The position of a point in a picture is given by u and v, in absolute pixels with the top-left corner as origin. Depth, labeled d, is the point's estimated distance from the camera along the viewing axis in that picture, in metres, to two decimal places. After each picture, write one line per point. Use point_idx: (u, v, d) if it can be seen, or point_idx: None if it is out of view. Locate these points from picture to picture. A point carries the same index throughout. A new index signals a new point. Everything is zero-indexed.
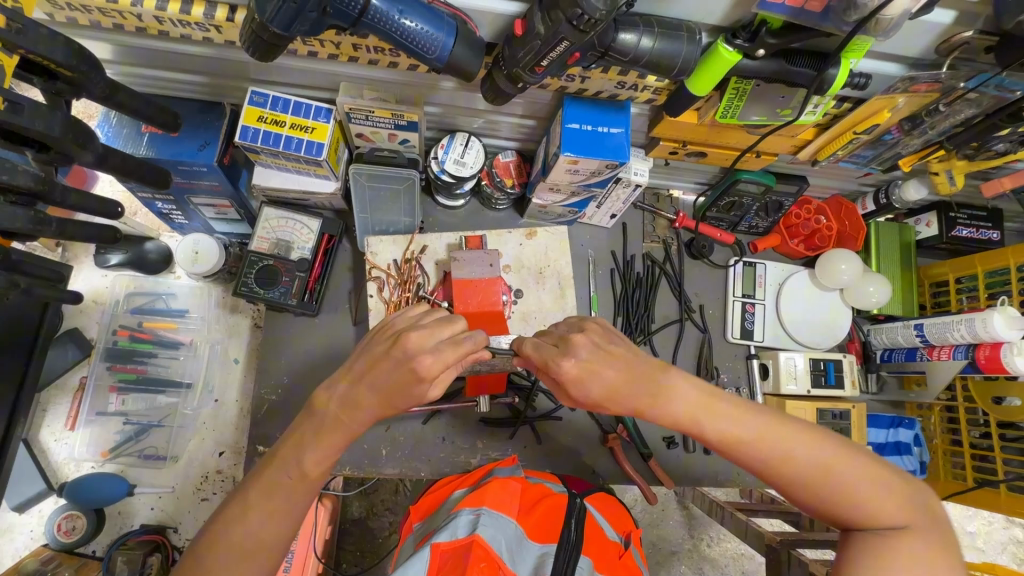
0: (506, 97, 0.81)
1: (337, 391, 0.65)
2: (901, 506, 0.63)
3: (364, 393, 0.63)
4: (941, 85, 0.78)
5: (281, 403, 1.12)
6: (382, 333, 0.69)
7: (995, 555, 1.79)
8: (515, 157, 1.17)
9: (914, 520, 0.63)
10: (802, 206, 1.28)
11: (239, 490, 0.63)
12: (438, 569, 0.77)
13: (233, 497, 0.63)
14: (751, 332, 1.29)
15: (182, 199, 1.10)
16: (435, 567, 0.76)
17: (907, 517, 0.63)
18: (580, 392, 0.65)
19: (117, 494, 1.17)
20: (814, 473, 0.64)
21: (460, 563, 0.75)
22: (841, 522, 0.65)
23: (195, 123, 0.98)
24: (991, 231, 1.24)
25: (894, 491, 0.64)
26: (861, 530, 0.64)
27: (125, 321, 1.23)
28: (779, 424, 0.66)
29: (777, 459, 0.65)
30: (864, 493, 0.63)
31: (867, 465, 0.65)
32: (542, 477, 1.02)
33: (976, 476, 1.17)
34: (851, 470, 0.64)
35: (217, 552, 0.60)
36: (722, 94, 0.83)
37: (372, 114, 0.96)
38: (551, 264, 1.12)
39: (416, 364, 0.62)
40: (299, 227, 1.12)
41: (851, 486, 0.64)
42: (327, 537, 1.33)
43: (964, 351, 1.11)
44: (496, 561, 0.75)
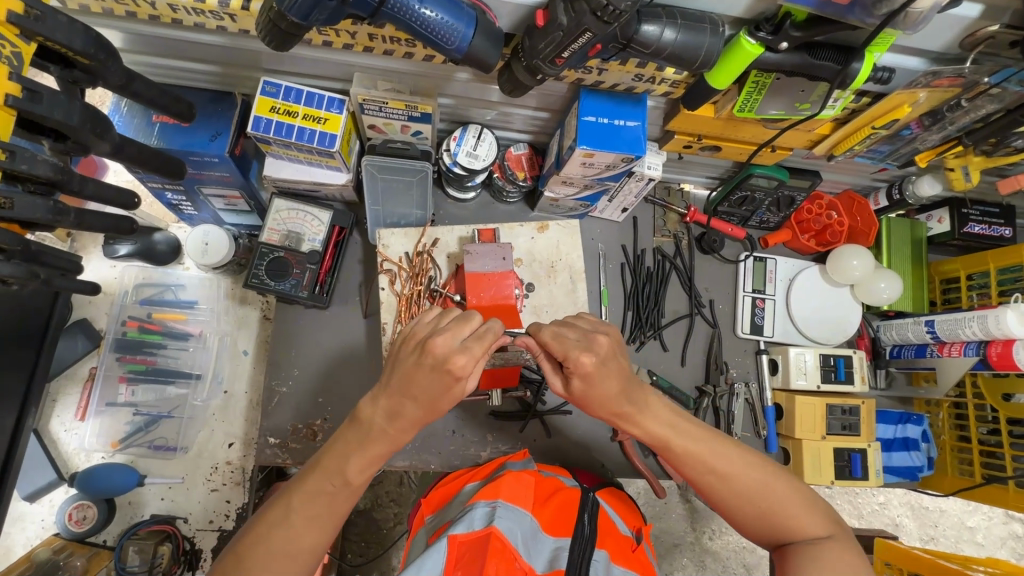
0: (524, 89, 0.81)
1: (379, 401, 0.70)
2: (824, 519, 0.78)
3: (405, 407, 0.68)
4: (964, 80, 0.77)
5: (292, 395, 1.12)
6: (409, 338, 0.71)
7: (994, 550, 1.81)
8: (527, 149, 1.16)
9: (835, 530, 0.78)
10: (814, 201, 1.27)
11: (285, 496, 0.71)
12: (455, 561, 0.77)
13: (278, 502, 0.71)
14: (761, 327, 1.28)
15: (192, 189, 1.09)
16: (453, 560, 0.76)
17: (830, 527, 0.78)
18: (584, 382, 0.72)
19: (128, 484, 1.17)
20: (754, 485, 0.79)
21: (479, 555, 0.76)
22: (777, 531, 0.78)
23: (207, 113, 0.97)
24: (1003, 228, 1.24)
25: (819, 507, 0.79)
26: (797, 539, 0.77)
27: (134, 313, 1.23)
28: (732, 447, 0.81)
29: (731, 474, 0.79)
30: (791, 505, 0.78)
31: (797, 484, 0.80)
32: (554, 471, 1.03)
33: (985, 471, 1.17)
34: (783, 484, 0.80)
35: (263, 550, 0.68)
36: (742, 87, 0.82)
37: (386, 105, 0.95)
38: (562, 258, 1.12)
39: (450, 366, 0.64)
40: (310, 219, 1.12)
41: (781, 499, 0.78)
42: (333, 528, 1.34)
43: (975, 347, 1.11)
44: (512, 552, 0.76)
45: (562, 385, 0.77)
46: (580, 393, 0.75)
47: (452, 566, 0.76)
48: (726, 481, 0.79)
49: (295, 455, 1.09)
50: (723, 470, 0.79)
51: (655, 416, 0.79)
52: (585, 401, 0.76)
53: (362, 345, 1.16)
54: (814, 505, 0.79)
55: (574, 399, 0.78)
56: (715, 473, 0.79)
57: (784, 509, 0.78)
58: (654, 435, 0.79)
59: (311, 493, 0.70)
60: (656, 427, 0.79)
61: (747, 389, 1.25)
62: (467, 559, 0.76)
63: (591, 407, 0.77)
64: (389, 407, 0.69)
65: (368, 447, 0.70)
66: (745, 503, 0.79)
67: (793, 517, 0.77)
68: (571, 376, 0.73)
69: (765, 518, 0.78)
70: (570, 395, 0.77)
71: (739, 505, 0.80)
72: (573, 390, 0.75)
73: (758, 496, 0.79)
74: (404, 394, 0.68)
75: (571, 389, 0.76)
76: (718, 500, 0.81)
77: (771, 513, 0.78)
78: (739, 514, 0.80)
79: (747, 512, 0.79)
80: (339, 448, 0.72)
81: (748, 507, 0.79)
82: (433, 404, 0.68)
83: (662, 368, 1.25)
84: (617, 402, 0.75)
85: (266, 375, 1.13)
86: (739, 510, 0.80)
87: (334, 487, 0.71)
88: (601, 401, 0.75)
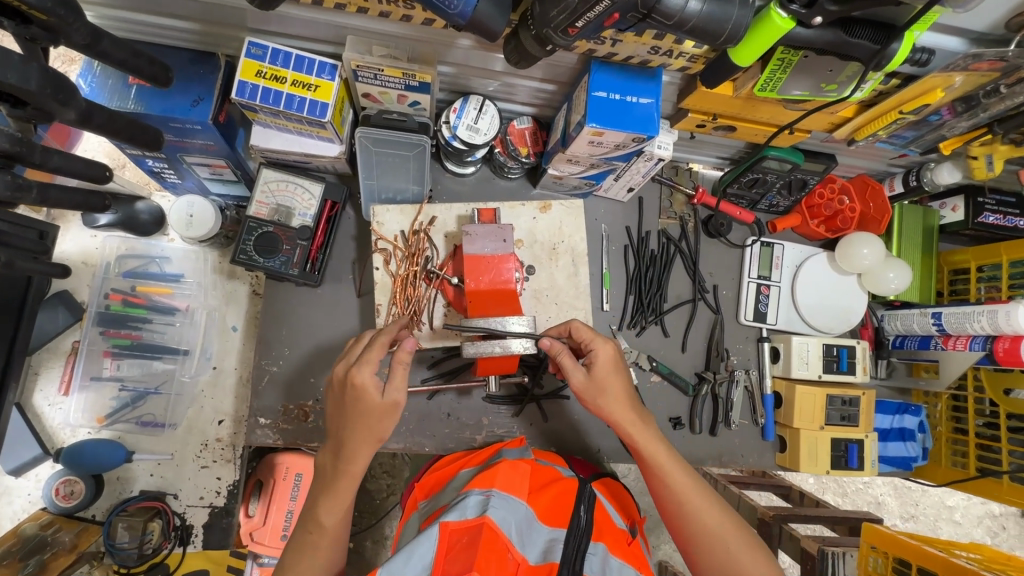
0: (532, 60, 0.75)
1: (334, 445, 0.82)
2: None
3: (347, 442, 0.80)
4: (1006, 63, 0.72)
5: (282, 375, 1.09)
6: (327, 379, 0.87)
7: (970, 528, 1.85)
8: (531, 123, 1.10)
9: None
10: (826, 185, 1.22)
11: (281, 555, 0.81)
12: (447, 549, 0.75)
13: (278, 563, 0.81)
14: (764, 315, 1.26)
15: (174, 157, 1.03)
16: (445, 548, 0.75)
17: None
18: (602, 367, 0.87)
19: (116, 459, 1.16)
20: (722, 526, 0.84)
21: (470, 545, 0.75)
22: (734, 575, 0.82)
23: (188, 75, 0.90)
24: (1019, 219, 1.20)
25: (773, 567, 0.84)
26: None
27: (118, 285, 1.16)
28: (708, 488, 0.88)
29: (704, 507, 0.85)
30: (750, 553, 0.83)
31: (757, 539, 0.86)
32: (551, 460, 1.02)
33: (979, 464, 1.17)
34: (747, 531, 0.85)
35: None
36: (766, 64, 0.76)
37: (381, 73, 0.88)
38: (565, 239, 1.08)
39: (356, 378, 0.78)
40: (300, 192, 1.06)
41: (742, 546, 0.84)
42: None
43: (982, 342, 1.09)
44: (505, 543, 0.77)
45: (582, 376, 0.88)
46: (597, 382, 0.87)
47: (443, 555, 0.74)
48: (702, 517, 0.85)
49: (286, 436, 1.07)
50: (703, 505, 0.85)
51: (651, 434, 0.89)
52: (599, 393, 0.87)
53: (355, 325, 1.13)
54: (770, 562, 0.84)
55: (586, 392, 0.88)
56: (694, 506, 0.85)
57: (746, 558, 0.83)
58: (649, 450, 0.88)
59: (298, 546, 0.80)
60: (652, 442, 0.88)
61: (747, 376, 1.24)
62: (460, 548, 0.75)
63: (599, 402, 0.88)
64: (338, 449, 0.82)
65: (335, 488, 0.81)
66: (713, 542, 0.84)
67: (752, 566, 0.82)
68: (591, 361, 0.88)
69: (728, 561, 0.83)
70: (585, 386, 0.88)
71: (707, 544, 0.84)
72: (591, 377, 0.88)
73: (727, 539, 0.84)
74: (346, 425, 0.80)
75: (589, 378, 0.88)
76: (688, 536, 0.85)
77: (734, 557, 0.83)
78: (704, 554, 0.84)
79: (713, 553, 0.84)
80: (312, 501, 0.83)
81: (714, 546, 0.84)
82: (365, 420, 0.79)
83: (662, 354, 1.23)
84: (624, 399, 0.88)
85: (256, 353, 1.09)
86: (701, 547, 0.84)
87: (314, 535, 0.81)
88: (609, 392, 0.87)
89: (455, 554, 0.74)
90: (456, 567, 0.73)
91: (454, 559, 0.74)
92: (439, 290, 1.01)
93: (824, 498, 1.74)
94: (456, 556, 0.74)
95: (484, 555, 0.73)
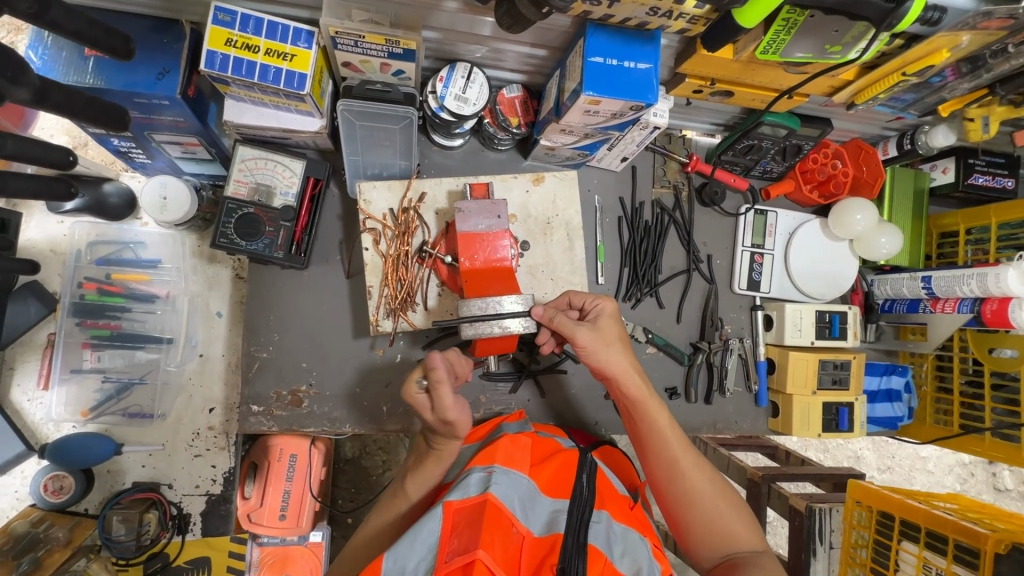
0: (525, 25, 0.71)
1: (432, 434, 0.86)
2: (758, 536, 0.84)
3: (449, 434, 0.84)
4: (1014, 22, 0.71)
5: (273, 360, 1.06)
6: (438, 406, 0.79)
7: (941, 476, 1.93)
8: (521, 91, 1.04)
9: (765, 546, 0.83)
10: (819, 150, 1.19)
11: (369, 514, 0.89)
12: (452, 527, 0.73)
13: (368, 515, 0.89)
14: (757, 283, 1.25)
15: (141, 135, 0.96)
16: (450, 525, 0.72)
17: (763, 543, 0.83)
18: (599, 318, 0.89)
19: (105, 454, 1.13)
20: (710, 488, 0.85)
21: (475, 522, 0.72)
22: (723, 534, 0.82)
23: (149, 44, 0.83)
24: (1006, 179, 1.21)
25: (755, 527, 0.85)
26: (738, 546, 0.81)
27: (91, 273, 1.10)
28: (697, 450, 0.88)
29: (695, 466, 0.85)
30: (734, 514, 0.84)
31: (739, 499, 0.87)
32: (551, 432, 1.01)
33: (961, 421, 1.20)
34: (730, 492, 0.86)
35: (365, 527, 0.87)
36: (771, 25, 0.73)
37: (362, 40, 0.82)
38: (559, 213, 1.05)
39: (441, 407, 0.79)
40: (280, 169, 1.01)
41: (728, 505, 0.84)
42: (322, 477, 1.25)
43: (970, 304, 1.10)
44: (508, 517, 0.74)
45: (587, 329, 0.86)
46: (602, 334, 0.87)
47: (448, 533, 0.71)
48: (694, 477, 0.84)
49: (281, 422, 1.06)
50: (694, 466, 0.85)
51: (650, 391, 0.88)
52: (606, 347, 0.87)
53: (345, 307, 1.09)
54: (753, 523, 0.85)
55: (591, 346, 0.86)
56: (687, 465, 0.85)
57: (731, 516, 0.84)
58: (648, 407, 0.87)
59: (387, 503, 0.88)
60: (651, 398, 0.88)
61: (741, 345, 1.24)
62: (464, 524, 0.72)
63: (603, 356, 0.87)
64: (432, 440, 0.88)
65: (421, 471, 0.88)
66: (703, 503, 0.84)
67: (737, 525, 0.83)
68: (594, 316, 0.90)
69: (715, 519, 0.83)
70: (593, 339, 0.86)
71: (697, 505, 0.84)
72: (596, 330, 0.87)
73: (716, 500, 0.84)
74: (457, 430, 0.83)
75: (594, 331, 0.87)
76: (679, 497, 0.85)
77: (721, 517, 0.83)
78: (693, 515, 0.84)
79: (702, 513, 0.83)
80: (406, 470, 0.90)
81: (702, 505, 0.84)
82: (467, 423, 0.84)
83: (658, 325, 1.23)
84: (626, 353, 0.88)
85: (244, 340, 1.06)
86: (693, 511, 0.84)
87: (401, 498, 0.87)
88: (612, 346, 0.88)
89: (459, 531, 0.72)
90: (462, 544, 0.70)
91: (459, 537, 0.71)
92: (432, 269, 0.98)
93: (809, 455, 1.78)
94: (461, 532, 0.71)
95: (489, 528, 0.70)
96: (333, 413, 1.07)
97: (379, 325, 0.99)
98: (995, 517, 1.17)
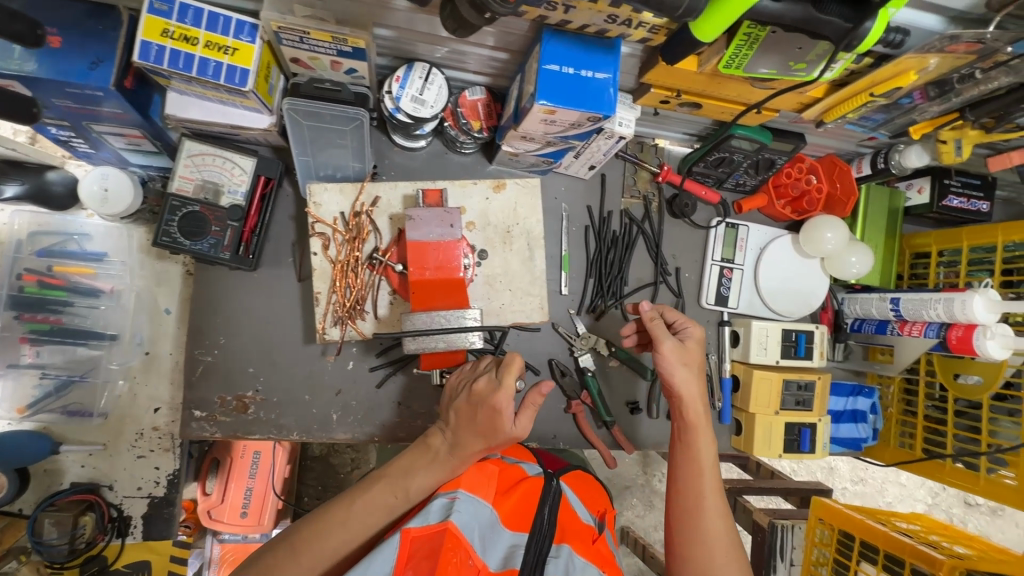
0: (471, 29, 0.67)
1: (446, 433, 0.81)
2: None
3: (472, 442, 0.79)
4: (982, 47, 0.68)
5: (218, 364, 1.02)
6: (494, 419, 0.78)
7: (913, 490, 1.93)
8: (484, 94, 1.00)
9: None
10: (794, 164, 1.15)
11: (328, 507, 0.78)
12: (408, 558, 0.69)
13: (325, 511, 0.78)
14: (725, 298, 1.23)
15: (80, 125, 0.91)
16: (405, 556, 0.69)
17: None
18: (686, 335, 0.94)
19: (41, 452, 1.09)
20: (723, 537, 0.80)
21: (434, 552, 0.68)
22: None
23: (82, 31, 0.79)
24: (982, 202, 1.18)
25: None
26: None
27: (31, 265, 1.07)
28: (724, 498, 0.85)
29: (717, 508, 0.82)
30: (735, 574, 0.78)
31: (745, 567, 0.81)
32: (518, 457, 0.96)
33: (925, 445, 1.18)
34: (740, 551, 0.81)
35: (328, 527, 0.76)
36: (731, 39, 0.69)
37: (308, 36, 0.78)
38: (519, 222, 1.02)
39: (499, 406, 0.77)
40: (229, 166, 0.96)
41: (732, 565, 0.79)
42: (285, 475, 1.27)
43: (937, 329, 1.08)
44: (467, 548, 0.69)
45: (672, 342, 0.92)
46: (683, 351, 0.92)
47: (403, 563, 0.68)
48: (711, 517, 0.81)
49: (225, 428, 1.02)
50: (716, 508, 0.82)
51: (706, 421, 0.89)
52: (681, 364, 0.91)
53: (296, 311, 1.05)
54: None
55: (670, 358, 0.91)
56: (711, 503, 0.82)
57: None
58: (698, 433, 0.88)
59: (372, 502, 0.78)
60: (704, 429, 0.88)
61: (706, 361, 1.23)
62: (421, 555, 0.69)
63: (676, 371, 0.90)
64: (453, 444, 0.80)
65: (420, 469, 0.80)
66: (709, 546, 0.80)
67: None
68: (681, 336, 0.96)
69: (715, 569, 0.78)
70: (672, 353, 0.91)
71: (704, 545, 0.80)
72: (679, 346, 0.92)
73: (722, 550, 0.79)
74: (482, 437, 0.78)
75: (677, 347, 0.92)
76: (688, 530, 0.81)
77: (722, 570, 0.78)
78: (695, 555, 0.80)
79: (705, 555, 0.79)
80: (404, 466, 0.81)
81: (708, 547, 0.79)
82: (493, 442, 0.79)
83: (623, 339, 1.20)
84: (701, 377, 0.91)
85: (187, 342, 1.02)
86: (697, 549, 0.80)
87: (394, 498, 0.78)
88: (689, 367, 0.91)
89: (414, 564, 0.68)
90: None
91: (414, 568, 0.67)
92: (383, 277, 0.95)
93: (779, 466, 1.77)
94: (416, 566, 0.68)
95: (445, 563, 0.66)
96: (280, 420, 1.03)
97: (326, 334, 0.96)
98: (956, 540, 1.16)
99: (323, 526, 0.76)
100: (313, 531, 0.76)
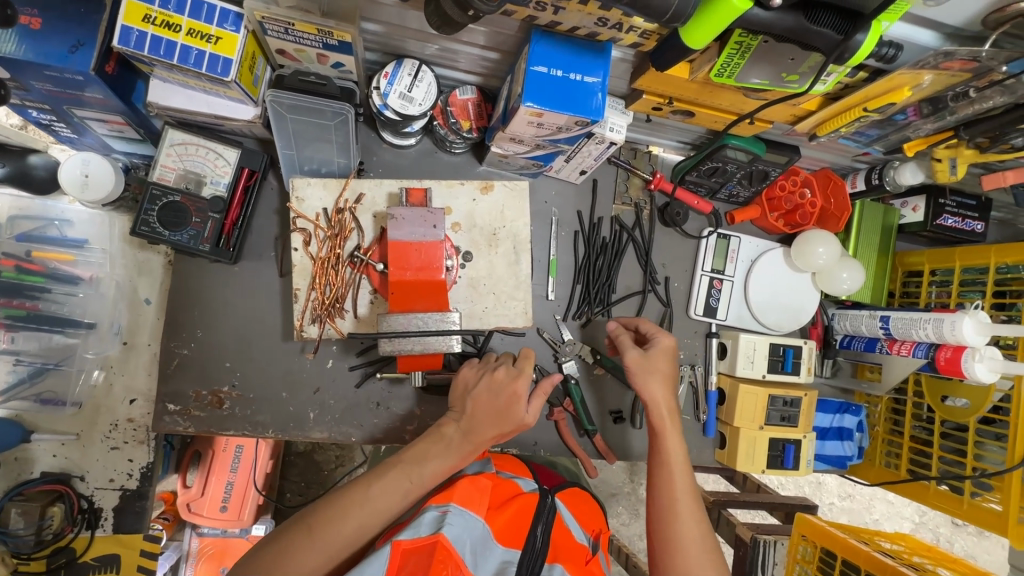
0: (456, 26, 0.65)
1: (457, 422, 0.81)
2: None
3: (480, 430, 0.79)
4: (977, 65, 0.67)
5: (194, 358, 1.01)
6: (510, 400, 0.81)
7: (901, 507, 1.91)
8: (475, 94, 0.98)
9: None
10: (789, 177, 1.14)
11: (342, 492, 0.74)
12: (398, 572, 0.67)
13: (337, 498, 0.74)
14: (714, 310, 1.22)
15: (61, 109, 0.89)
16: (395, 568, 0.67)
17: None
18: (655, 342, 0.95)
19: (11, 440, 1.07)
20: (697, 542, 0.78)
21: (423, 567, 0.66)
22: None
23: (63, 14, 0.77)
24: (976, 222, 1.17)
25: None
26: None
27: (7, 249, 1.04)
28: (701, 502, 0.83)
29: (690, 513, 0.81)
30: None
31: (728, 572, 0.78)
32: (513, 472, 0.93)
33: (910, 466, 1.17)
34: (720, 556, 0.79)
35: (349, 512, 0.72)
36: (723, 47, 0.68)
37: (293, 27, 0.77)
38: (506, 224, 1.01)
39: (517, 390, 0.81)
40: (211, 156, 0.95)
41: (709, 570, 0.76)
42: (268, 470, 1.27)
43: (925, 349, 1.06)
44: (460, 564, 0.67)
45: (637, 352, 0.93)
46: (648, 360, 0.92)
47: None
48: (684, 523, 0.80)
49: (199, 423, 1.00)
50: (688, 512, 0.81)
51: (675, 427, 0.88)
52: (647, 372, 0.91)
53: (276, 306, 1.03)
54: None
55: (636, 367, 0.92)
56: (682, 508, 0.81)
57: None
58: (666, 439, 0.87)
59: (392, 487, 0.74)
60: (672, 434, 0.88)
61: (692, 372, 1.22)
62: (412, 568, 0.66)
63: (641, 380, 0.91)
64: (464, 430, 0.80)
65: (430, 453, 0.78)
66: (683, 553, 0.77)
67: None
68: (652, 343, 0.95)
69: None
70: (637, 361, 0.92)
71: (678, 554, 0.78)
72: (645, 356, 0.92)
73: (698, 556, 0.77)
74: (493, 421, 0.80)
75: (642, 356, 0.92)
76: (662, 539, 0.80)
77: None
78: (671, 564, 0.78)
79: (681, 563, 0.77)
80: (415, 451, 0.79)
81: (683, 555, 0.77)
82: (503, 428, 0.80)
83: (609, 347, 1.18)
84: (670, 384, 0.91)
85: (163, 336, 1.00)
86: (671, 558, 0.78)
87: (410, 482, 0.75)
88: (657, 374, 0.91)
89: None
90: None
91: None
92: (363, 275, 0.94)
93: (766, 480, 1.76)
94: None
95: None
96: (256, 417, 1.02)
97: (304, 331, 0.95)
98: (939, 562, 1.15)
99: (343, 512, 0.72)
100: (329, 517, 0.72)
